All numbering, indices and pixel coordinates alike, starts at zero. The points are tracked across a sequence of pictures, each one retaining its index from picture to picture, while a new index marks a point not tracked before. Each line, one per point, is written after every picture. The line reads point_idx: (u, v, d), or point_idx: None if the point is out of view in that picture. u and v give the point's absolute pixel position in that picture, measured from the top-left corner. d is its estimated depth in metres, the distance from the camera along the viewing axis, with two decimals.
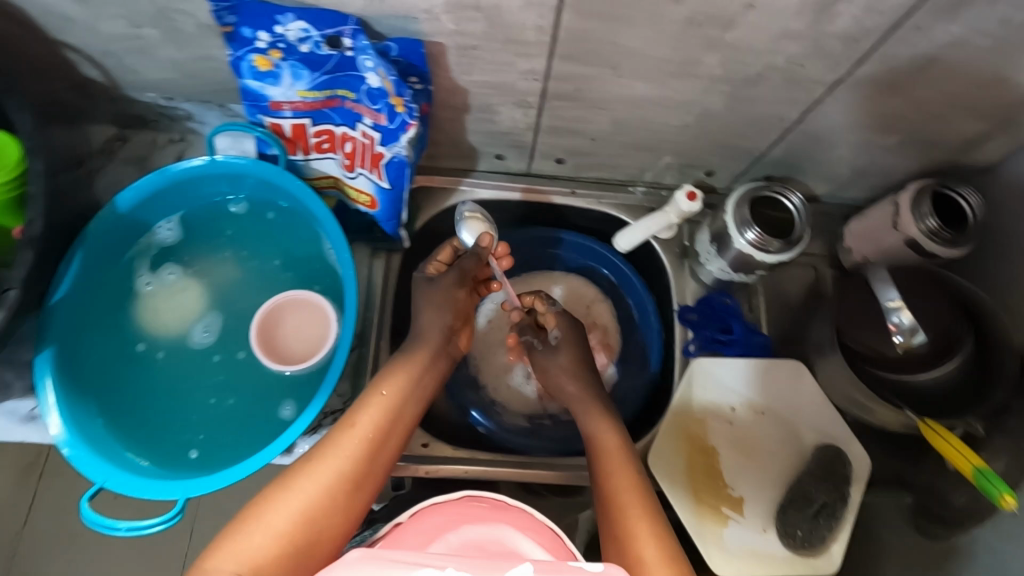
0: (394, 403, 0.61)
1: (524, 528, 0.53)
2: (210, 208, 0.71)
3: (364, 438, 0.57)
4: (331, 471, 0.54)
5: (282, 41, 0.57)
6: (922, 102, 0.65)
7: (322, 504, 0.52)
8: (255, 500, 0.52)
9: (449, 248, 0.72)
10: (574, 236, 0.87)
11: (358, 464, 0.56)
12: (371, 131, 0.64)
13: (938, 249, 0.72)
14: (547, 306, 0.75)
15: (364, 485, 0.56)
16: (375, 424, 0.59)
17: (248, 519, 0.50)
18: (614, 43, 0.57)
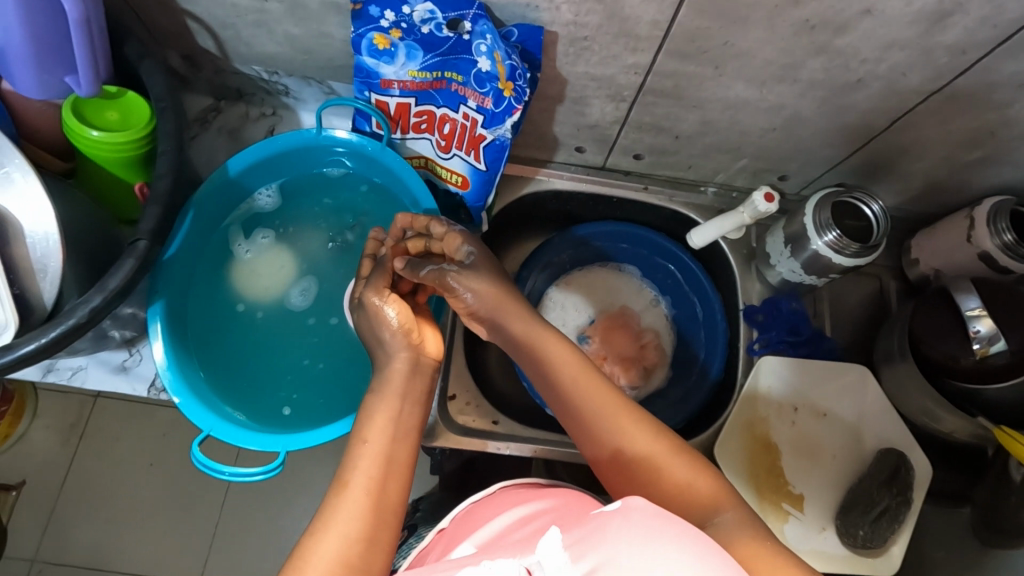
0: (381, 448, 0.53)
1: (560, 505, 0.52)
2: (308, 179, 0.74)
3: (363, 475, 0.50)
4: (342, 533, 0.46)
5: (405, 21, 0.60)
6: (1016, 120, 0.66)
7: (352, 556, 0.45)
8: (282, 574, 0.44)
9: (367, 260, 0.69)
10: (643, 231, 0.89)
11: (374, 515, 0.48)
12: (474, 113, 0.67)
13: (1012, 264, 0.73)
14: (443, 227, 0.64)
15: (385, 521, 0.49)
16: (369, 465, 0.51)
17: None
18: (727, 42, 0.59)
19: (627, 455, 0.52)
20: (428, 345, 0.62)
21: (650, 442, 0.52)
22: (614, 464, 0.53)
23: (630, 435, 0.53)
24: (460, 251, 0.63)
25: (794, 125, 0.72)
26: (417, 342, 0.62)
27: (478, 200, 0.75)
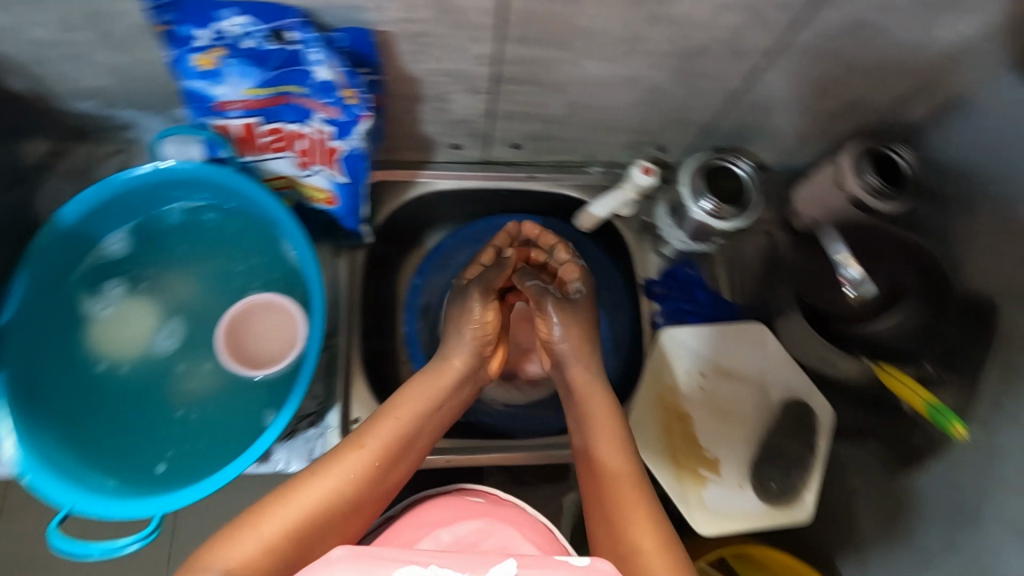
0: (403, 435, 0.62)
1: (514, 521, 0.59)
2: (160, 217, 0.68)
3: (361, 465, 0.57)
4: (325, 496, 0.54)
5: (223, 37, 0.55)
6: (858, 67, 0.68)
7: (313, 521, 0.53)
8: (247, 510, 0.53)
9: (489, 251, 0.76)
10: (535, 219, 0.88)
11: (355, 501, 0.56)
12: (324, 126, 0.63)
13: (879, 205, 0.74)
14: (569, 255, 0.75)
15: (360, 512, 0.56)
16: (374, 455, 0.59)
17: (243, 525, 0.51)
18: (565, 23, 0.58)
19: (615, 488, 0.60)
20: (486, 367, 0.72)
21: (635, 502, 0.58)
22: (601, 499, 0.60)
23: (623, 488, 0.59)
24: (573, 283, 0.74)
25: (656, 96, 0.72)
26: (483, 353, 0.71)
27: (350, 213, 0.72)
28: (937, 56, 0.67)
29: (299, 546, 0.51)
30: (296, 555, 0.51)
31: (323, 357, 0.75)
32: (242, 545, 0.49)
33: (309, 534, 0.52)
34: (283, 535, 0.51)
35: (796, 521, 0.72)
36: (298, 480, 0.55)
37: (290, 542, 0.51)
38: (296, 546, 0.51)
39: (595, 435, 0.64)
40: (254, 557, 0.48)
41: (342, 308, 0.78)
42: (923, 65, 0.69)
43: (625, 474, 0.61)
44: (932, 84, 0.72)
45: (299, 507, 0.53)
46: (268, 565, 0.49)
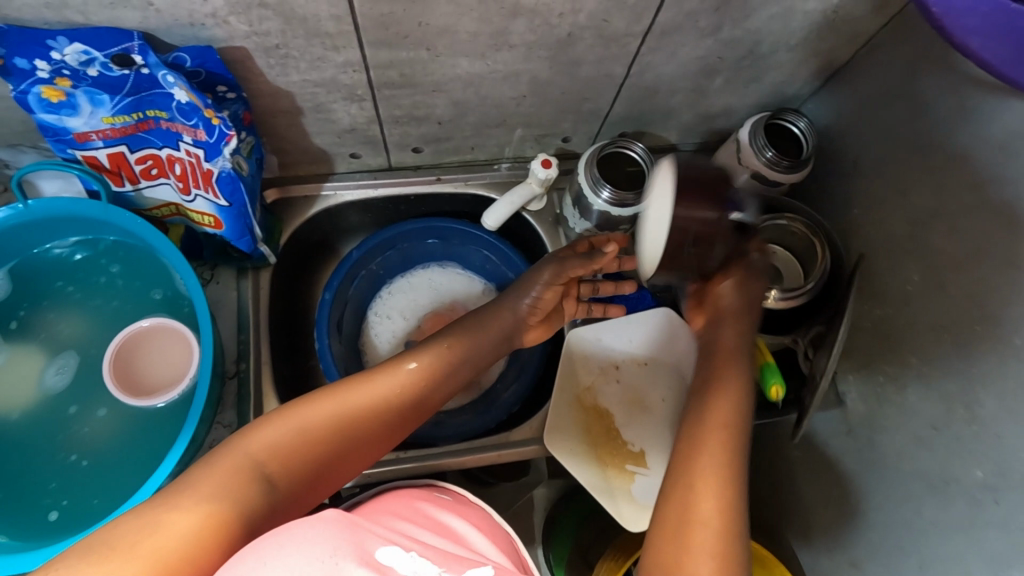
0: (456, 358, 0.65)
1: (478, 519, 0.58)
2: (34, 257, 0.66)
3: (408, 379, 0.60)
4: (361, 398, 0.56)
5: (64, 67, 0.53)
6: (734, 43, 0.68)
7: (349, 423, 0.55)
8: (297, 399, 0.55)
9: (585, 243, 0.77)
10: (457, 224, 0.86)
11: (387, 414, 0.57)
12: (194, 149, 0.61)
13: (780, 176, 0.77)
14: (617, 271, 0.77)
15: (394, 424, 0.58)
16: (430, 366, 0.62)
17: (288, 412, 0.53)
18: (421, 23, 0.57)
19: (698, 448, 0.58)
20: (523, 334, 0.74)
21: (715, 475, 0.55)
22: (689, 451, 0.58)
23: (714, 460, 0.56)
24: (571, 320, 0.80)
25: (540, 88, 0.71)
26: (512, 330, 0.73)
27: (241, 235, 0.70)
28: (809, 25, 0.67)
29: (337, 443, 0.54)
30: (333, 449, 0.53)
31: (232, 384, 0.73)
32: (271, 431, 0.51)
33: (345, 433, 0.54)
34: (321, 431, 0.53)
35: None
36: (351, 382, 0.57)
37: (325, 438, 0.53)
38: (329, 449, 0.53)
39: (722, 375, 0.63)
40: (281, 442, 0.51)
41: (249, 330, 0.76)
42: (798, 35, 0.69)
43: (713, 454, 0.57)
44: (812, 53, 0.72)
45: (333, 410, 0.54)
46: (300, 462, 0.51)
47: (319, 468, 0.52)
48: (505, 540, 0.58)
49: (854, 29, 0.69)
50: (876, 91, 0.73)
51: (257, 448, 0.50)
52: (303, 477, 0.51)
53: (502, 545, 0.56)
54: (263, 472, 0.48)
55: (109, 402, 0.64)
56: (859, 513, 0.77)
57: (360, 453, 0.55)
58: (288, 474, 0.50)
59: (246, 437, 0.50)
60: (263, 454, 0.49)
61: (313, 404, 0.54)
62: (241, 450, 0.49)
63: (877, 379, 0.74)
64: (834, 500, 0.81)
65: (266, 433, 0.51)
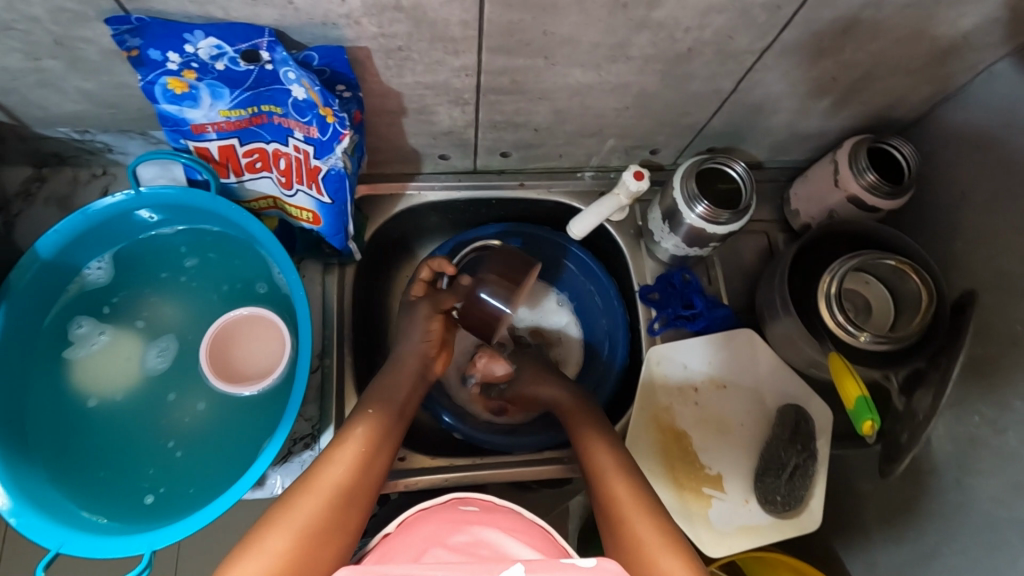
0: (382, 417, 0.65)
1: (513, 529, 0.56)
2: (140, 243, 0.68)
3: (346, 459, 0.59)
4: (312, 501, 0.55)
5: (195, 60, 0.54)
6: (851, 65, 0.66)
7: (314, 526, 0.54)
8: (250, 533, 0.53)
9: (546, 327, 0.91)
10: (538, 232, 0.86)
11: (343, 499, 0.57)
12: (304, 145, 0.62)
13: (879, 202, 0.74)
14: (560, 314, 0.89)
15: (355, 501, 0.58)
16: (364, 437, 0.62)
17: (250, 541, 0.52)
18: (546, 31, 0.56)
19: (612, 494, 0.62)
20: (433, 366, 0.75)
21: (633, 503, 0.60)
22: (609, 504, 0.61)
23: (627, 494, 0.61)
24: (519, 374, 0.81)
25: (645, 101, 0.70)
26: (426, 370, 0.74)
27: (336, 232, 0.70)
28: (934, 50, 0.65)
29: (312, 541, 0.53)
30: (312, 547, 0.53)
31: (315, 379, 0.74)
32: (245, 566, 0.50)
33: (314, 537, 0.53)
34: (291, 546, 0.52)
35: (806, 530, 0.72)
36: (294, 489, 0.57)
37: (297, 553, 0.52)
38: (306, 559, 0.52)
39: (587, 445, 0.67)
40: (261, 569, 0.50)
41: (333, 326, 0.76)
42: (919, 59, 0.66)
43: (620, 485, 0.62)
44: (929, 79, 0.70)
45: (292, 521, 0.53)
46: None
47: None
48: (543, 534, 0.57)
49: (979, 56, 0.67)
50: (994, 121, 0.70)
51: None
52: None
53: (539, 544, 0.55)
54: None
55: (205, 393, 0.66)
56: (938, 555, 0.73)
57: (337, 543, 0.55)
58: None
59: None
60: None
61: (272, 525, 0.53)
62: None
63: (970, 419, 0.71)
64: (907, 539, 0.77)
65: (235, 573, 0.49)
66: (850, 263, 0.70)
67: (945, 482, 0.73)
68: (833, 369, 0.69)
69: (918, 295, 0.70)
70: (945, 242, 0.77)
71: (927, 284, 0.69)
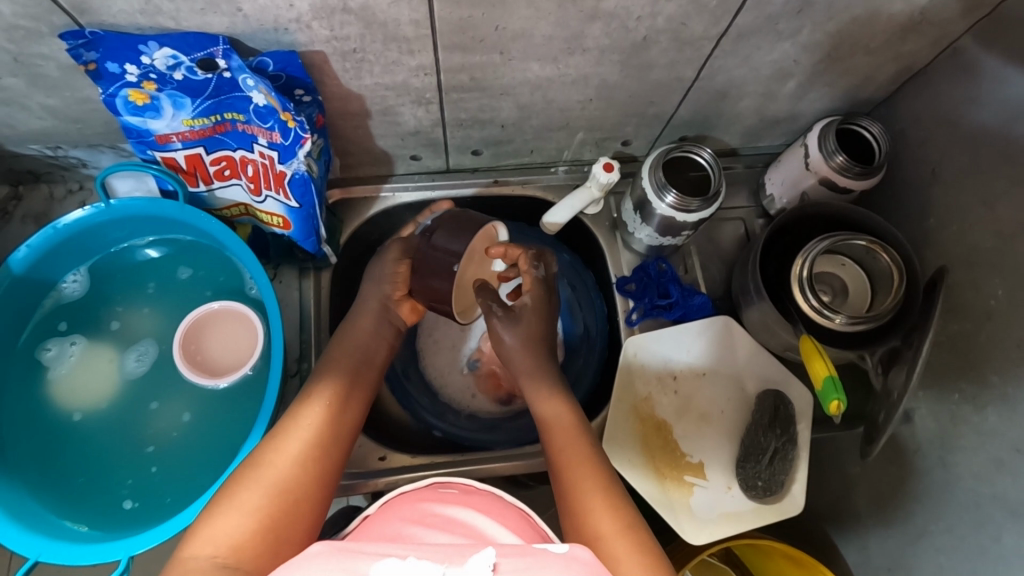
0: (348, 376, 0.66)
1: (490, 513, 0.55)
2: (115, 255, 0.70)
3: (317, 417, 0.59)
4: (285, 456, 0.55)
5: (152, 71, 0.55)
6: (812, 47, 0.66)
7: (290, 480, 0.54)
8: (219, 493, 0.52)
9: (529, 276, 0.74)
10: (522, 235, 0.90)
11: (317, 453, 0.57)
12: (268, 150, 0.62)
13: (850, 182, 0.74)
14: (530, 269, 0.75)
15: (328, 454, 0.58)
16: (332, 395, 0.62)
17: (222, 502, 0.51)
18: (498, 27, 0.57)
19: (575, 482, 0.60)
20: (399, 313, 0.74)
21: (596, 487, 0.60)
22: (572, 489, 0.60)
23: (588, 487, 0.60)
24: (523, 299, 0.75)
25: (608, 92, 0.70)
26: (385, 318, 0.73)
27: (307, 236, 0.70)
28: (892, 28, 0.65)
29: (290, 504, 0.53)
30: (288, 509, 0.53)
31: (294, 383, 0.75)
32: (220, 527, 0.49)
33: (290, 493, 0.53)
34: (266, 501, 0.52)
35: (789, 514, 0.71)
36: (265, 446, 0.56)
37: (274, 508, 0.52)
38: (282, 514, 0.52)
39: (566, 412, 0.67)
40: (238, 532, 0.49)
41: (311, 330, 0.77)
42: (880, 38, 0.66)
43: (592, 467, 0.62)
44: (893, 57, 0.70)
45: (265, 478, 0.53)
46: (263, 537, 0.50)
47: (283, 534, 0.51)
48: (518, 516, 0.57)
49: (939, 32, 0.66)
50: (962, 96, 0.69)
51: (213, 547, 0.48)
52: (270, 546, 0.50)
53: (514, 525, 0.55)
54: (225, 563, 0.47)
55: (185, 404, 0.66)
56: (926, 535, 0.72)
57: (313, 499, 0.55)
58: (254, 551, 0.49)
59: (190, 546, 0.48)
60: (214, 549, 0.47)
61: (247, 482, 0.53)
62: (195, 558, 0.47)
63: (950, 397, 0.70)
64: (897, 520, 0.76)
65: (211, 531, 0.49)
66: (822, 244, 0.70)
67: (931, 463, 0.72)
68: (804, 351, 0.69)
69: (890, 274, 0.70)
70: (918, 223, 0.77)
71: (897, 263, 0.69)
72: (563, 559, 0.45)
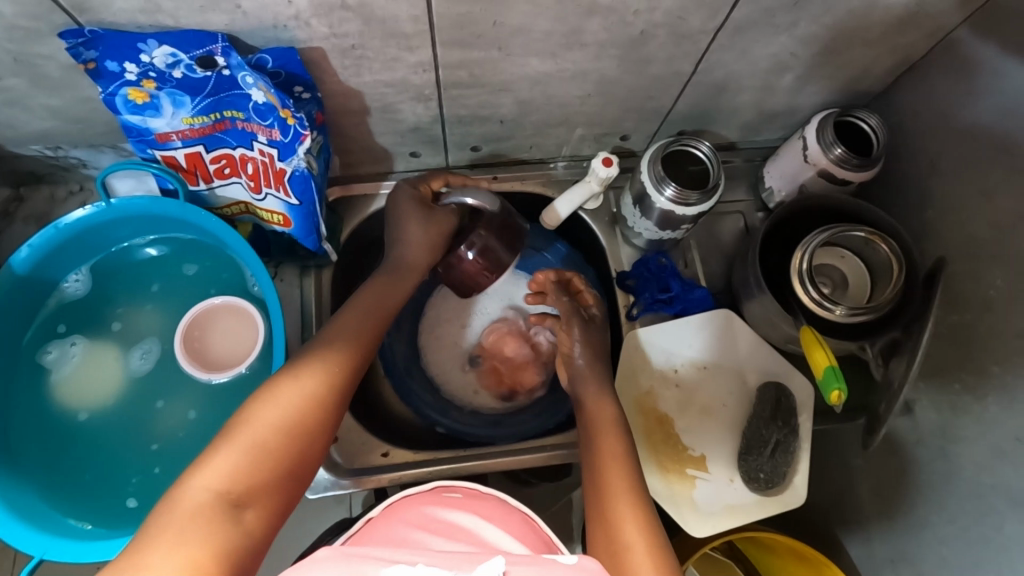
0: (369, 321, 0.65)
1: (494, 521, 0.55)
2: (117, 255, 0.70)
3: (335, 361, 0.58)
4: (297, 394, 0.54)
5: (152, 70, 0.55)
6: (810, 39, 0.66)
7: (300, 421, 0.53)
8: (229, 423, 0.52)
9: (591, 294, 0.80)
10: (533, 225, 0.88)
11: (331, 393, 0.56)
12: (268, 148, 0.62)
13: (848, 174, 0.74)
14: (586, 287, 0.81)
15: (342, 398, 0.57)
16: (351, 342, 0.61)
17: (232, 432, 0.51)
18: (496, 22, 0.57)
19: (605, 485, 0.60)
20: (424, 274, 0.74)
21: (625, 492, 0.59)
22: (601, 493, 0.60)
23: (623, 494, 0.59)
24: (590, 309, 0.79)
25: (607, 87, 0.70)
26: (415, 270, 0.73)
27: (308, 233, 0.70)
28: (889, 20, 0.65)
29: (297, 444, 0.53)
30: (295, 449, 0.52)
31: None
32: (227, 460, 0.49)
33: (298, 434, 0.53)
34: (274, 441, 0.51)
35: (791, 506, 0.72)
36: (278, 380, 0.54)
37: (281, 446, 0.52)
38: (288, 453, 0.52)
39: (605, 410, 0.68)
40: (243, 465, 0.49)
41: (312, 327, 0.77)
42: (877, 30, 0.66)
43: (623, 470, 0.62)
44: (891, 49, 0.70)
45: (275, 416, 0.52)
46: (265, 474, 0.50)
47: (286, 475, 0.51)
48: (521, 522, 0.57)
49: (937, 23, 0.67)
50: (959, 88, 0.70)
51: (219, 480, 0.47)
52: (273, 486, 0.50)
53: (518, 533, 0.55)
54: (228, 499, 0.47)
55: (190, 403, 0.67)
56: (929, 526, 0.73)
57: (320, 442, 0.55)
58: (257, 489, 0.49)
59: (196, 473, 0.48)
60: (219, 483, 0.47)
61: (255, 415, 0.52)
62: (200, 488, 0.47)
63: (951, 387, 0.70)
64: (899, 512, 0.76)
65: (216, 463, 0.48)
66: (820, 236, 0.70)
67: (932, 453, 0.72)
68: (804, 342, 0.69)
69: (889, 264, 0.70)
70: (918, 215, 0.77)
71: (895, 253, 0.69)
72: (572, 569, 0.46)
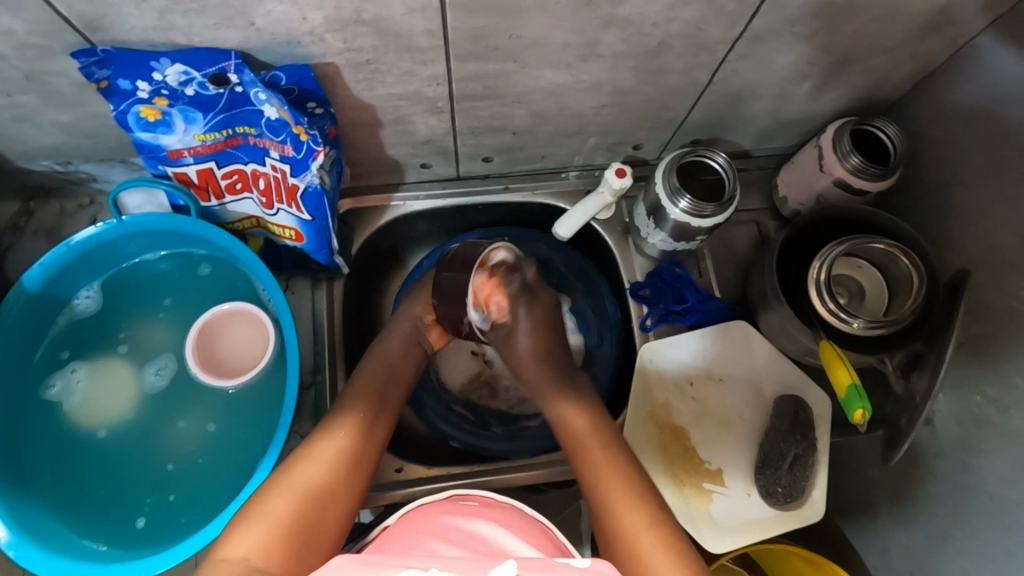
0: (378, 386, 0.67)
1: (511, 529, 0.54)
2: (129, 269, 0.69)
3: (347, 428, 0.61)
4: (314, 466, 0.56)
5: (164, 87, 0.54)
6: (829, 47, 0.65)
7: (318, 484, 0.56)
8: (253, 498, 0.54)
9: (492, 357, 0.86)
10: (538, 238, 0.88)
11: (346, 456, 0.59)
12: (280, 164, 0.62)
13: (866, 184, 0.73)
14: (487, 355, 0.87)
15: (359, 463, 0.60)
16: (365, 406, 0.64)
17: (253, 508, 0.53)
18: (513, 35, 0.56)
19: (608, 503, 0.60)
20: (427, 338, 0.77)
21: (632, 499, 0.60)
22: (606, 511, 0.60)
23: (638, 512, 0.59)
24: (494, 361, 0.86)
25: (622, 97, 0.69)
26: (415, 337, 0.75)
27: (320, 247, 0.70)
28: (909, 28, 0.64)
29: (316, 510, 0.54)
30: (316, 515, 0.54)
31: (309, 396, 0.74)
32: (250, 534, 0.50)
33: (317, 498, 0.55)
34: (293, 507, 0.53)
35: (809, 521, 0.71)
36: (297, 456, 0.57)
37: (301, 512, 0.53)
38: (309, 519, 0.53)
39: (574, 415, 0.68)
40: (267, 538, 0.50)
41: (323, 342, 0.76)
42: (896, 39, 0.65)
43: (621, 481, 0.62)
44: (911, 56, 0.69)
45: (292, 486, 0.54)
46: (290, 541, 0.51)
47: (309, 539, 0.52)
48: (539, 530, 0.56)
49: (958, 31, 0.65)
50: (980, 95, 0.68)
51: (244, 550, 0.49)
52: (298, 553, 0.51)
53: (536, 541, 0.54)
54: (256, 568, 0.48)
55: (203, 419, 0.66)
56: (950, 539, 0.71)
57: (341, 505, 0.56)
58: (284, 556, 0.50)
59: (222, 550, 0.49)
60: (243, 557, 0.49)
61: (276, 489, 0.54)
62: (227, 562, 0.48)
63: (973, 399, 0.69)
64: (919, 525, 0.75)
65: (241, 536, 0.50)
66: (840, 248, 0.69)
67: (953, 466, 0.71)
68: (825, 358, 0.68)
69: (909, 278, 0.70)
70: (938, 223, 0.76)
71: (916, 266, 0.68)
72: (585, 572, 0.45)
